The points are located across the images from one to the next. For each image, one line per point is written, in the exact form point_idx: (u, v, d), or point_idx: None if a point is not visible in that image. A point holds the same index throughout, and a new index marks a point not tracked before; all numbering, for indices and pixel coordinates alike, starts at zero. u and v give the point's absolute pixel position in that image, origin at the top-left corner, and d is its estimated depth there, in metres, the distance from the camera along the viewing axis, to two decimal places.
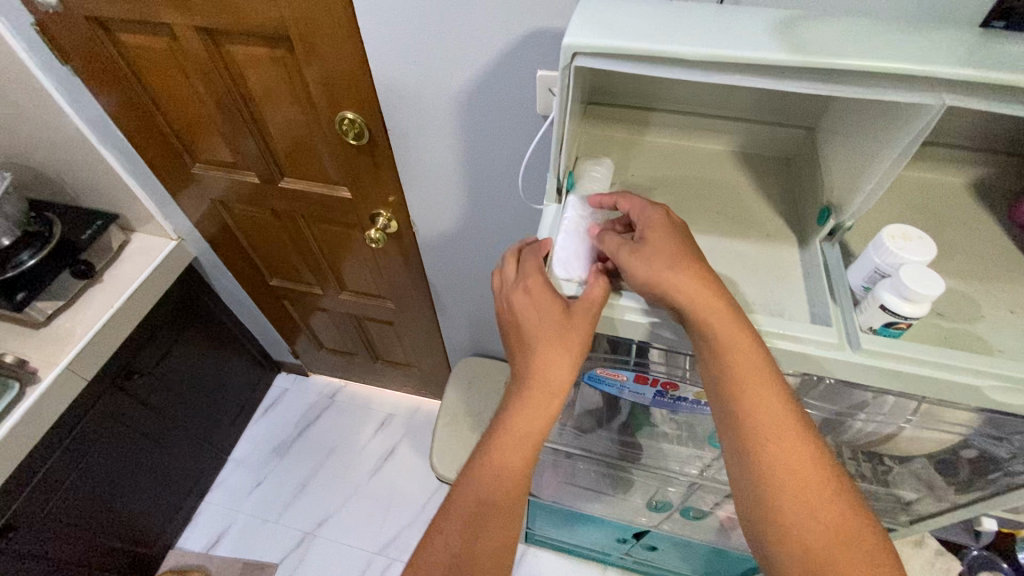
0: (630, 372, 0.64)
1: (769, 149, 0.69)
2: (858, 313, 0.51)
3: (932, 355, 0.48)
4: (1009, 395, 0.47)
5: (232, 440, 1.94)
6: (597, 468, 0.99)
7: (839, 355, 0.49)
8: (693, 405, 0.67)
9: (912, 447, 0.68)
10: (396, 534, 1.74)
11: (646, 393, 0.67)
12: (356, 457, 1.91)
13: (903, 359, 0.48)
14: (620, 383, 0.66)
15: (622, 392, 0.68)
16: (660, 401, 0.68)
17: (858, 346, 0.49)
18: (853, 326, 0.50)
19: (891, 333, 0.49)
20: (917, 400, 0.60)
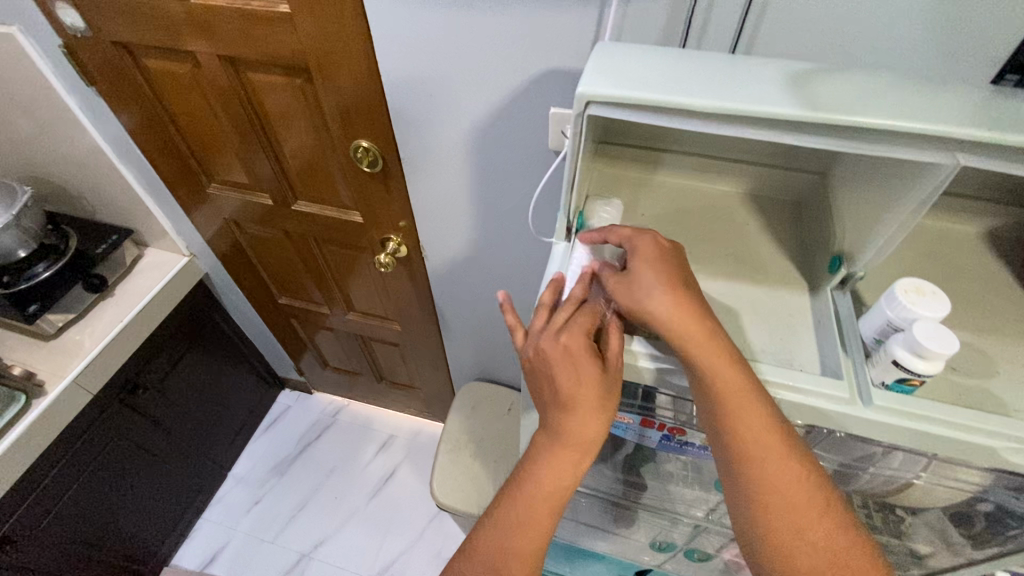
0: (636, 415, 0.63)
1: (780, 193, 0.69)
2: (870, 367, 0.50)
3: (945, 414, 0.47)
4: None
5: (233, 456, 1.93)
6: (600, 505, 0.97)
7: (850, 410, 0.49)
8: (700, 450, 0.66)
9: (924, 500, 0.66)
10: (393, 560, 1.72)
11: (652, 436, 0.66)
12: (356, 478, 1.89)
13: (916, 417, 0.47)
14: (626, 425, 0.65)
15: (628, 434, 0.68)
16: (666, 444, 0.67)
17: (869, 401, 0.48)
18: (864, 380, 0.50)
19: (904, 389, 0.48)
20: (926, 457, 0.59)
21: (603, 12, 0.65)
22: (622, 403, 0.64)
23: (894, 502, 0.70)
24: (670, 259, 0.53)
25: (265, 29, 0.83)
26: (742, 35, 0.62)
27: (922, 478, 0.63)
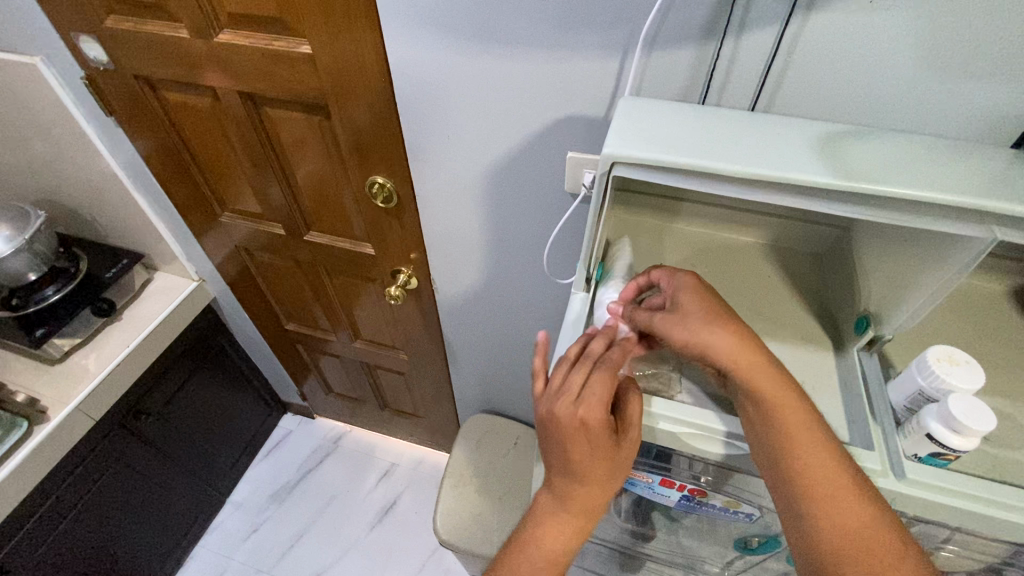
0: (656, 476, 0.62)
1: (800, 244, 0.68)
2: (902, 437, 0.48)
3: (984, 491, 0.45)
4: None
5: (232, 482, 1.90)
6: (610, 554, 0.94)
7: (882, 482, 0.47)
8: (720, 511, 0.64)
9: (951, 566, 0.64)
10: None
11: (672, 496, 0.64)
12: (356, 508, 1.86)
13: (952, 493, 0.45)
14: (646, 484, 0.63)
15: (646, 492, 0.66)
16: (685, 504, 0.65)
17: (902, 474, 0.47)
18: (897, 452, 0.48)
19: (938, 462, 0.47)
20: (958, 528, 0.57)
21: (623, 63, 0.66)
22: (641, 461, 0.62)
23: None
24: (714, 292, 0.53)
25: (286, 67, 0.84)
26: (763, 89, 0.62)
27: (952, 544, 0.60)
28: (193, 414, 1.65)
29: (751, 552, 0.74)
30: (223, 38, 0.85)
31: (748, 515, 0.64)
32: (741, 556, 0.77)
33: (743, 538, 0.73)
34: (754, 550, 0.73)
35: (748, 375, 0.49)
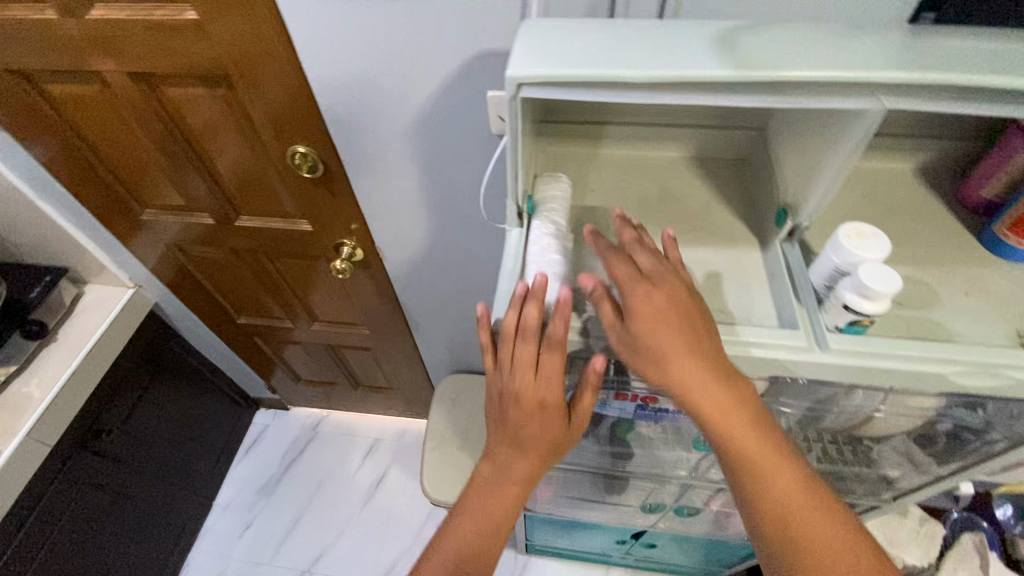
0: (610, 391, 0.65)
1: (721, 152, 0.70)
2: (824, 313, 0.51)
3: (899, 348, 0.49)
4: (971, 378, 0.49)
5: (215, 485, 1.88)
6: (589, 479, 0.98)
7: (809, 357, 0.50)
8: (675, 414, 0.68)
9: (885, 427, 0.70)
10: (396, 560, 1.72)
11: (629, 408, 0.68)
12: (346, 487, 1.87)
13: (872, 355, 0.49)
14: (604, 402, 0.67)
15: (606, 410, 0.69)
16: (643, 414, 0.69)
17: (826, 346, 0.50)
18: (820, 327, 0.51)
19: (857, 330, 0.50)
20: (886, 391, 0.62)
21: None
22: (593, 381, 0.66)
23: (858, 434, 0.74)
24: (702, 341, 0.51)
25: (175, 39, 0.78)
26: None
27: (886, 409, 0.66)
28: (159, 425, 1.60)
29: (710, 449, 0.80)
30: (97, 14, 0.77)
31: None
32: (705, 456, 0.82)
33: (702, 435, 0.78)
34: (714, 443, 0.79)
35: (724, 424, 0.49)
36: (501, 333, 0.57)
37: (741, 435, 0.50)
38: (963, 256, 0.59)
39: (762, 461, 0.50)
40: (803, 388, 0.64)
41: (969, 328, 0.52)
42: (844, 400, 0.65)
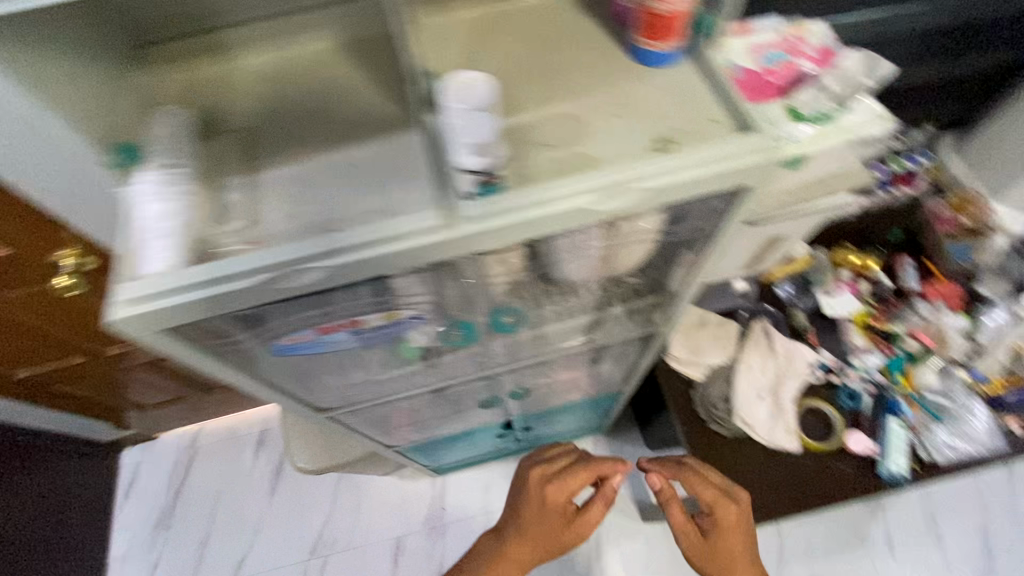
0: (310, 330, 0.61)
1: (369, 29, 0.61)
2: (458, 179, 0.48)
3: (529, 194, 0.48)
4: (605, 201, 0.49)
5: (101, 542, 1.72)
6: (420, 402, 0.97)
7: (451, 228, 0.48)
8: (393, 327, 0.64)
9: (625, 262, 0.71)
10: (320, 531, 1.72)
11: (345, 338, 0.64)
12: (247, 487, 1.79)
13: (507, 209, 0.48)
14: (315, 341, 0.63)
15: (327, 347, 0.64)
16: (365, 339, 0.65)
17: (462, 214, 0.47)
18: (457, 194, 0.48)
19: (490, 190, 0.48)
20: (592, 232, 0.61)
21: None
22: (304, 325, 0.60)
23: (611, 275, 0.74)
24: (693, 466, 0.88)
25: None
26: None
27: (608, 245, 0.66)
28: None
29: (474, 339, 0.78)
30: None
31: (421, 313, 0.65)
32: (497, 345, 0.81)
33: (455, 328, 0.74)
34: (468, 332, 0.76)
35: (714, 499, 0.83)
36: (129, 338, 0.49)
37: (736, 555, 0.81)
38: (616, 74, 0.57)
39: (732, 528, 0.82)
40: (511, 250, 0.62)
41: (613, 150, 0.51)
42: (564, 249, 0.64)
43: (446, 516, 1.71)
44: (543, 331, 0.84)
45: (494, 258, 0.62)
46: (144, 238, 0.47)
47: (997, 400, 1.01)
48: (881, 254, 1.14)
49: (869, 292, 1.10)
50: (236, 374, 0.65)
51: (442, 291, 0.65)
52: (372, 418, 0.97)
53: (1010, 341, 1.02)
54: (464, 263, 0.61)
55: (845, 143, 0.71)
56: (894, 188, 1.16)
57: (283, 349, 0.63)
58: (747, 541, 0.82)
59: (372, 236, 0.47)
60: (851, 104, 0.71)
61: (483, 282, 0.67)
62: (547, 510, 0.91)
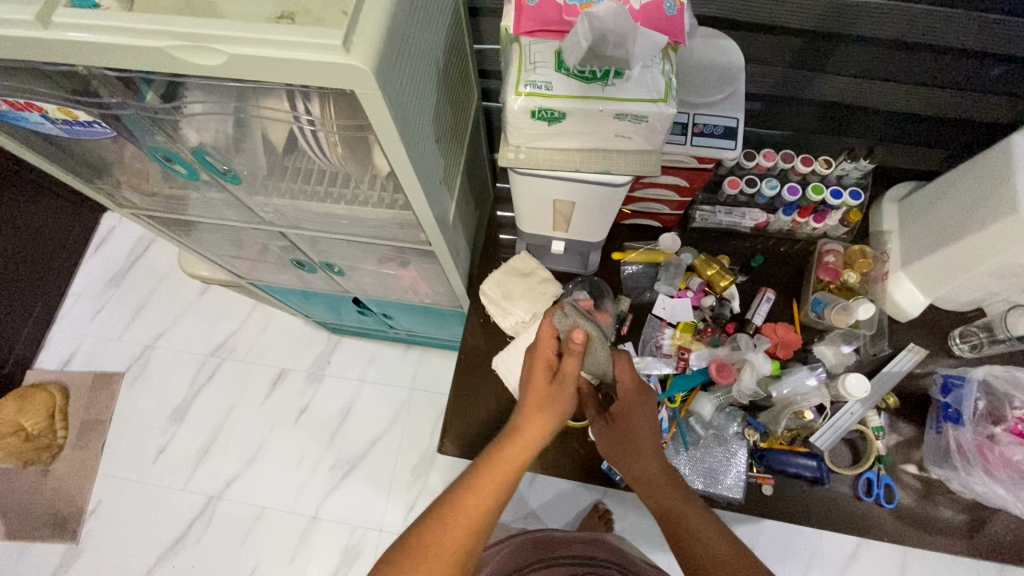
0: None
1: None
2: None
3: (111, 19, 0.48)
4: (188, 52, 0.49)
5: (68, 275, 2.03)
6: (238, 237, 1.05)
7: (27, 31, 0.48)
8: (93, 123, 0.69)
9: (364, 152, 0.71)
10: (228, 337, 1.95)
11: (49, 123, 0.70)
12: (184, 280, 2.03)
13: (89, 25, 0.48)
14: (21, 114, 0.68)
15: (32, 123, 0.70)
16: (72, 129, 0.71)
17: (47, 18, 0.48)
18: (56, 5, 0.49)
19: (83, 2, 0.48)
20: (291, 92, 0.62)
21: None
22: None
23: (363, 164, 0.75)
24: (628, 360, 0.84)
25: None
26: None
27: (309, 123, 0.66)
28: None
29: (236, 175, 0.78)
30: None
31: (109, 125, 0.70)
32: (264, 198, 0.83)
33: (152, 153, 0.77)
34: (178, 165, 0.78)
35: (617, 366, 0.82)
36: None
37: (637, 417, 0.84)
38: None
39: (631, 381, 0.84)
40: (226, 88, 0.63)
41: (234, 9, 0.50)
42: (265, 106, 0.65)
43: (327, 368, 1.90)
44: (315, 211, 0.84)
45: (209, 90, 0.64)
46: None
47: (763, 456, 0.92)
48: (747, 279, 1.05)
49: (709, 309, 1.03)
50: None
51: (116, 104, 0.65)
52: (197, 231, 1.06)
53: (807, 406, 0.90)
54: (112, 78, 0.61)
55: (607, 116, 0.64)
56: (796, 217, 1.02)
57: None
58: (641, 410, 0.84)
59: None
60: (626, 74, 0.63)
61: (217, 111, 0.67)
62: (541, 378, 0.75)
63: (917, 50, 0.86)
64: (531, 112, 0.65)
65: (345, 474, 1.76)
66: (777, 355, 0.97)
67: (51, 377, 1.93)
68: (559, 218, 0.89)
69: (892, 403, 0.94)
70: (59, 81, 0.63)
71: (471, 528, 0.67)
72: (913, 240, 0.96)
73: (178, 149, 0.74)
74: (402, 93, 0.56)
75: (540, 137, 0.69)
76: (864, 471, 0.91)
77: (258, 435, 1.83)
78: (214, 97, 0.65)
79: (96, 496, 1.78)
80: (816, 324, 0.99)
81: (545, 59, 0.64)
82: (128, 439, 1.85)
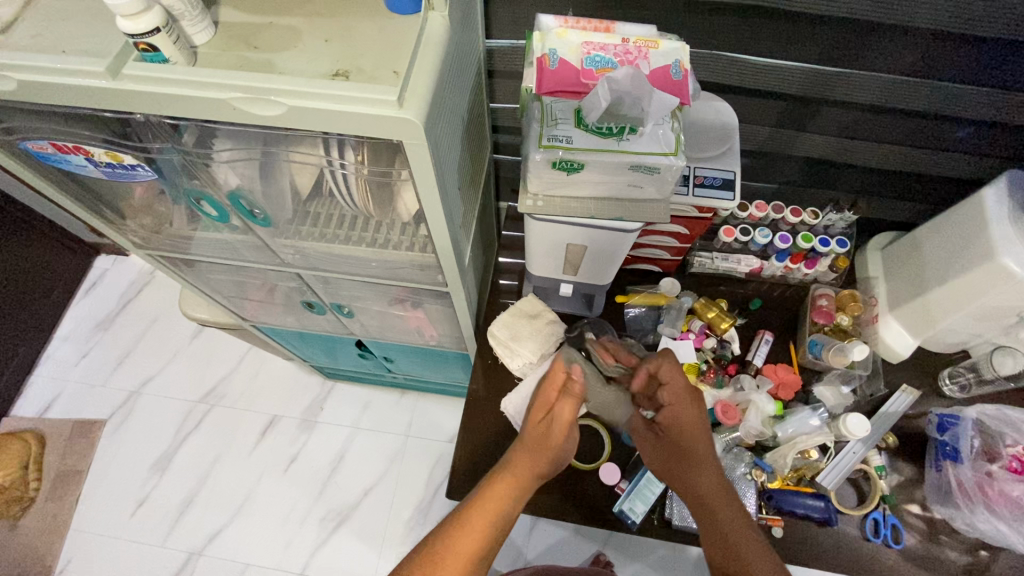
0: (46, 144, 0.68)
1: None
2: (134, 49, 0.54)
3: (177, 73, 0.52)
4: (247, 103, 0.53)
5: (55, 319, 1.99)
6: (250, 277, 1.06)
7: (101, 82, 0.53)
8: (131, 167, 0.72)
9: (390, 193, 0.75)
10: (218, 382, 1.91)
11: (89, 166, 0.72)
12: (177, 324, 2.01)
13: (158, 80, 0.53)
14: (62, 157, 0.71)
15: (72, 165, 0.73)
16: (110, 172, 0.74)
17: (115, 71, 0.53)
18: (127, 59, 0.54)
19: (154, 58, 0.52)
20: (329, 140, 0.65)
21: None
22: (30, 134, 0.67)
23: (388, 206, 0.78)
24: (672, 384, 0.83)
25: None
26: None
27: (340, 169, 0.70)
28: None
29: (263, 218, 0.81)
30: None
31: (148, 170, 0.73)
32: (285, 240, 0.85)
33: (186, 196, 0.80)
34: (209, 207, 0.81)
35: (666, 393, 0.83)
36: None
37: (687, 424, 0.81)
38: (372, 9, 0.58)
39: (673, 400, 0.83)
40: (262, 134, 0.67)
41: (291, 65, 0.54)
42: (296, 152, 0.68)
43: (320, 415, 1.86)
44: (335, 254, 0.87)
45: (250, 137, 0.68)
46: None
47: (773, 499, 0.93)
48: (745, 321, 1.09)
49: (711, 351, 1.05)
50: (23, 173, 0.77)
51: (158, 150, 0.69)
52: (208, 271, 1.07)
53: (812, 445, 0.93)
54: (158, 122, 0.64)
55: (622, 167, 0.70)
56: (788, 263, 1.09)
57: (27, 151, 0.71)
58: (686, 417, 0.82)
59: (55, 65, 0.53)
60: (639, 130, 0.69)
61: (252, 156, 0.70)
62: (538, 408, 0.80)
63: (892, 114, 0.95)
64: (552, 162, 0.70)
65: (336, 527, 1.69)
66: (779, 397, 1.00)
67: (28, 424, 1.85)
68: (569, 263, 0.94)
69: (892, 443, 0.97)
70: (107, 126, 0.66)
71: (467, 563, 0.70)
72: (898, 285, 1.03)
73: (213, 192, 0.77)
74: (440, 149, 0.62)
75: (558, 185, 0.75)
76: (870, 511, 0.92)
77: (246, 485, 1.75)
78: (251, 143, 0.68)
79: (66, 554, 1.67)
80: (813, 365, 1.03)
81: (565, 117, 0.70)
82: (104, 491, 1.76)
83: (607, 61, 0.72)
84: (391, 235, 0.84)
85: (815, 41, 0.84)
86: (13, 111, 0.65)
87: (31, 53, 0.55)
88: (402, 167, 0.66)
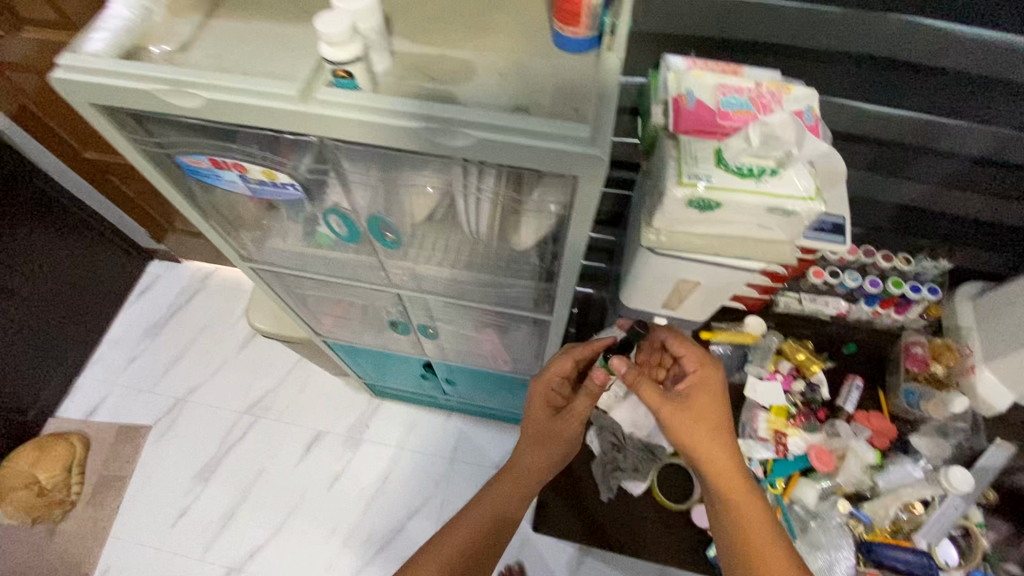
0: (207, 160, 0.69)
1: None
2: (327, 74, 0.56)
3: (375, 101, 0.53)
4: (435, 133, 0.54)
5: (107, 320, 2.01)
6: (339, 294, 1.07)
7: (293, 106, 0.55)
8: (274, 186, 0.72)
9: (518, 228, 0.76)
10: (265, 393, 1.91)
11: (239, 182, 0.74)
12: (226, 333, 2.02)
13: (347, 107, 0.54)
14: (214, 173, 0.72)
15: (222, 182, 0.75)
16: (254, 190, 0.75)
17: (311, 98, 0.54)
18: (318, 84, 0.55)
19: (347, 85, 0.54)
20: (488, 171, 0.66)
21: None
22: (202, 149, 0.69)
23: (510, 237, 0.79)
24: (697, 372, 0.74)
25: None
26: None
27: (481, 196, 0.70)
28: (43, 259, 1.69)
29: (391, 242, 0.82)
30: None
31: (302, 189, 0.73)
32: (399, 262, 0.86)
33: (326, 214, 0.79)
34: (332, 227, 0.82)
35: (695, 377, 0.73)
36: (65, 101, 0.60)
37: (702, 410, 0.72)
38: (540, 45, 0.60)
39: (705, 384, 0.73)
40: (414, 161, 0.68)
41: (476, 97, 0.56)
42: (442, 178, 0.70)
43: (366, 433, 1.84)
44: (447, 277, 0.89)
45: (398, 164, 0.69)
46: (114, 26, 0.60)
47: (869, 550, 0.90)
48: (834, 365, 1.07)
49: (800, 394, 1.03)
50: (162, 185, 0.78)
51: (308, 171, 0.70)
52: (297, 285, 1.08)
53: (917, 498, 0.92)
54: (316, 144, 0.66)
55: (760, 208, 0.70)
56: (878, 308, 1.08)
57: (181, 165, 0.73)
58: (717, 406, 0.72)
59: (251, 87, 0.55)
60: (779, 173, 0.69)
61: (394, 181, 0.71)
62: (543, 411, 0.85)
63: (996, 165, 0.95)
64: (688, 200, 0.70)
65: (379, 550, 1.66)
66: (875, 445, 0.98)
67: (74, 427, 1.85)
68: (670, 298, 0.94)
69: (991, 498, 0.97)
70: (260, 144, 0.68)
71: (463, 553, 0.79)
72: (994, 337, 1.02)
73: (355, 215, 0.78)
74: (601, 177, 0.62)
75: (686, 223, 0.75)
76: (972, 569, 0.91)
77: (289, 501, 1.73)
78: (397, 168, 0.70)
79: (105, 562, 1.65)
80: (905, 414, 1.01)
81: (704, 156, 0.71)
82: (146, 498, 1.74)
83: (742, 104, 0.73)
84: (507, 262, 0.85)
85: (935, 89, 0.85)
86: (180, 122, 0.66)
87: (223, 76, 0.56)
88: (550, 198, 0.67)
